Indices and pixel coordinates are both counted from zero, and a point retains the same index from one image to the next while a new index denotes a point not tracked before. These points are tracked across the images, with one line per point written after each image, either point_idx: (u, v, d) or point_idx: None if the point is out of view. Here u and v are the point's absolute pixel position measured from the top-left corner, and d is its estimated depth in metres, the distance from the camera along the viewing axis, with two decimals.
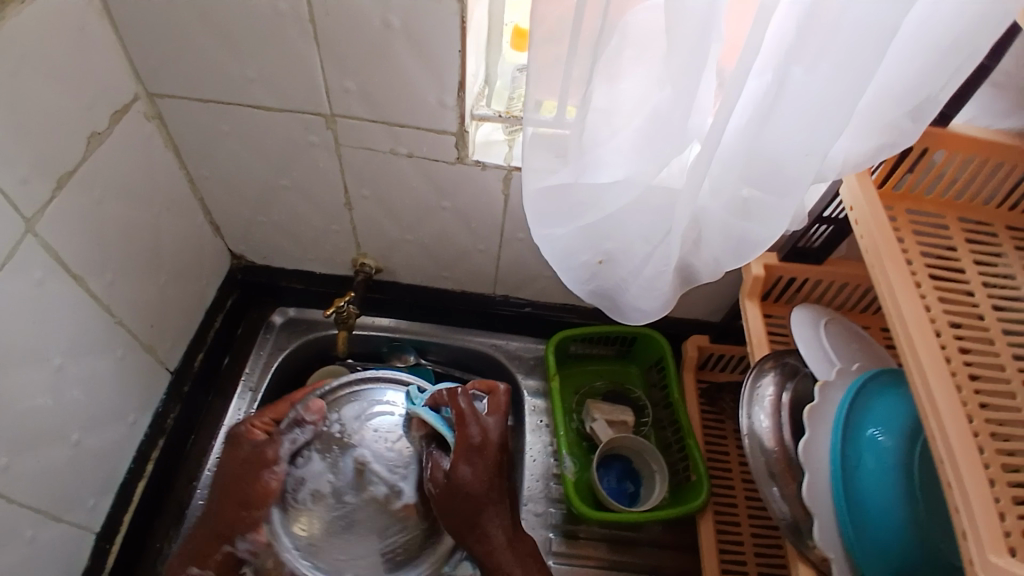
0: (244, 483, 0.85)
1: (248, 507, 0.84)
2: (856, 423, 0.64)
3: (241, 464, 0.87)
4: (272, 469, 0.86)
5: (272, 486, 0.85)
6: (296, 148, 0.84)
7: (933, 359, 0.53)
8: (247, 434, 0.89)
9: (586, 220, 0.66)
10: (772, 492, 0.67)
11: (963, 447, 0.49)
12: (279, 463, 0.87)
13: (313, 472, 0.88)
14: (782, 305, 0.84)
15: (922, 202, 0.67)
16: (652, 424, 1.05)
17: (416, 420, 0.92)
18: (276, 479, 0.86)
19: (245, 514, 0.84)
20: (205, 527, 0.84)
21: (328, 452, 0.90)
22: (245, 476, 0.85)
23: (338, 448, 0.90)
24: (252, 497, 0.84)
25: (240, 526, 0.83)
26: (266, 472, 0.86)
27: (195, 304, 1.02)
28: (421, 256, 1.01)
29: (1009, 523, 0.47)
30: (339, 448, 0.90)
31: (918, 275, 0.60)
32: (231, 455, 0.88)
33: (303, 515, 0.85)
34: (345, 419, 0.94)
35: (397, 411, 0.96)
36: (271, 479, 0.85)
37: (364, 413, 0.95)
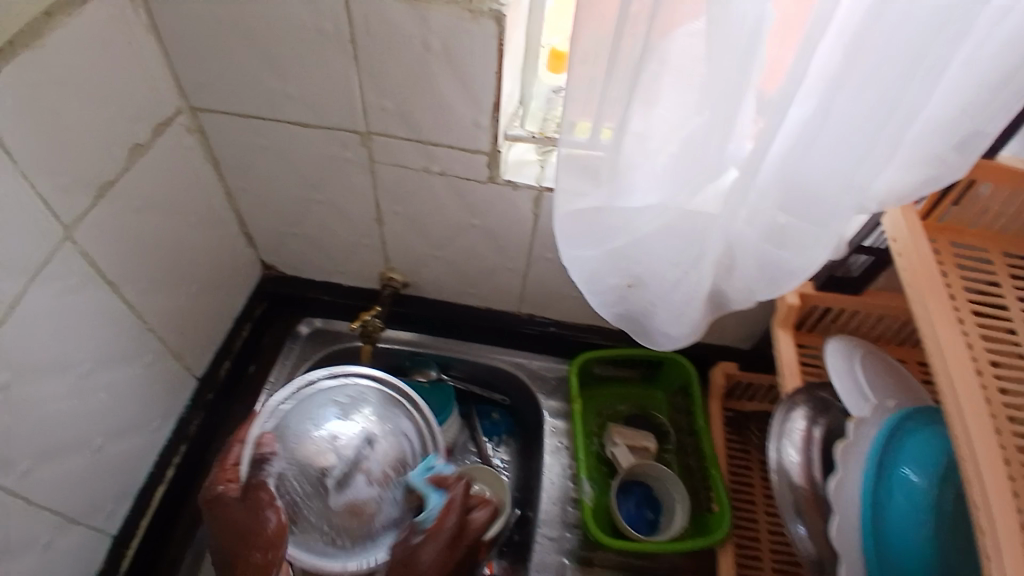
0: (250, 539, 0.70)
1: (268, 552, 0.69)
2: (888, 459, 0.62)
3: (239, 523, 0.71)
4: (275, 508, 0.72)
5: (275, 529, 0.71)
6: (330, 164, 0.86)
7: (971, 398, 0.51)
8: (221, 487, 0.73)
9: (616, 243, 0.66)
10: (797, 529, 0.65)
11: (998, 491, 0.47)
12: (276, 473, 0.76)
13: (342, 400, 0.85)
14: (815, 335, 0.82)
15: (965, 234, 0.65)
16: (674, 451, 1.03)
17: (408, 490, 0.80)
18: (280, 519, 0.71)
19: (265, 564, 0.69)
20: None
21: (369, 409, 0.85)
22: (247, 534, 0.70)
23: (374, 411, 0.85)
24: (265, 542, 0.70)
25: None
26: (267, 510, 0.72)
27: (223, 315, 1.03)
28: (447, 273, 1.01)
29: None
30: (374, 417, 0.84)
31: (960, 310, 0.58)
32: (213, 515, 0.72)
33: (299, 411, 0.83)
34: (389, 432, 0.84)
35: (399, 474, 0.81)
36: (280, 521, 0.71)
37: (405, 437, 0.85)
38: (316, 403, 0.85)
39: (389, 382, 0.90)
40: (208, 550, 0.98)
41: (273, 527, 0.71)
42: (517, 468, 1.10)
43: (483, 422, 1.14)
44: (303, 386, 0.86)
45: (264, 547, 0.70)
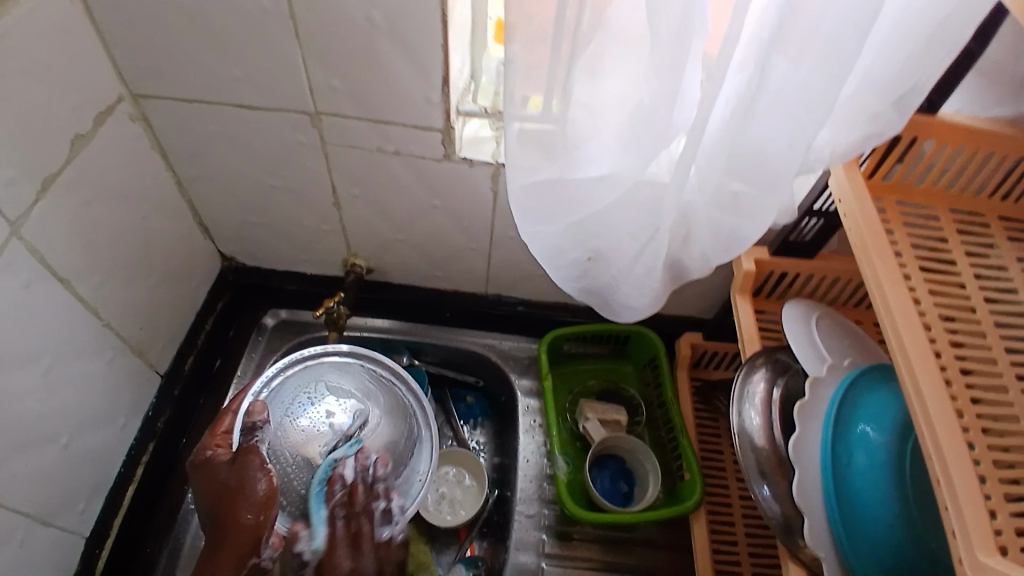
0: (237, 499, 0.68)
1: (264, 510, 0.67)
2: (847, 416, 0.63)
3: (220, 487, 0.70)
4: (265, 471, 0.69)
5: (267, 492, 0.68)
6: (285, 148, 0.84)
7: (920, 352, 0.52)
8: (213, 458, 0.73)
9: (573, 218, 0.66)
10: (762, 491, 0.66)
11: (949, 440, 0.48)
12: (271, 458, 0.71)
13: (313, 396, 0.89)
14: (774, 301, 0.84)
15: (912, 192, 0.67)
16: (645, 424, 1.04)
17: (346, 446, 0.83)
18: (271, 485, 0.69)
19: (262, 520, 0.67)
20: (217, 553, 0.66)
21: (375, 397, 0.91)
22: (234, 494, 0.68)
23: (359, 397, 0.90)
24: (264, 500, 0.68)
25: (260, 536, 0.66)
26: (256, 471, 0.69)
27: (184, 308, 1.01)
28: (412, 256, 1.00)
29: (1000, 521, 0.47)
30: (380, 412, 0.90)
31: (907, 268, 0.60)
32: (206, 485, 0.71)
33: (279, 401, 0.88)
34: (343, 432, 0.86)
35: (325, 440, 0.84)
36: (270, 479, 0.69)
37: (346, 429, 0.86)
38: (294, 387, 0.90)
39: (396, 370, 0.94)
40: (184, 546, 0.97)
41: (264, 489, 0.68)
42: (493, 450, 1.09)
43: (458, 406, 1.13)
44: (283, 367, 0.91)
45: (252, 508, 0.67)
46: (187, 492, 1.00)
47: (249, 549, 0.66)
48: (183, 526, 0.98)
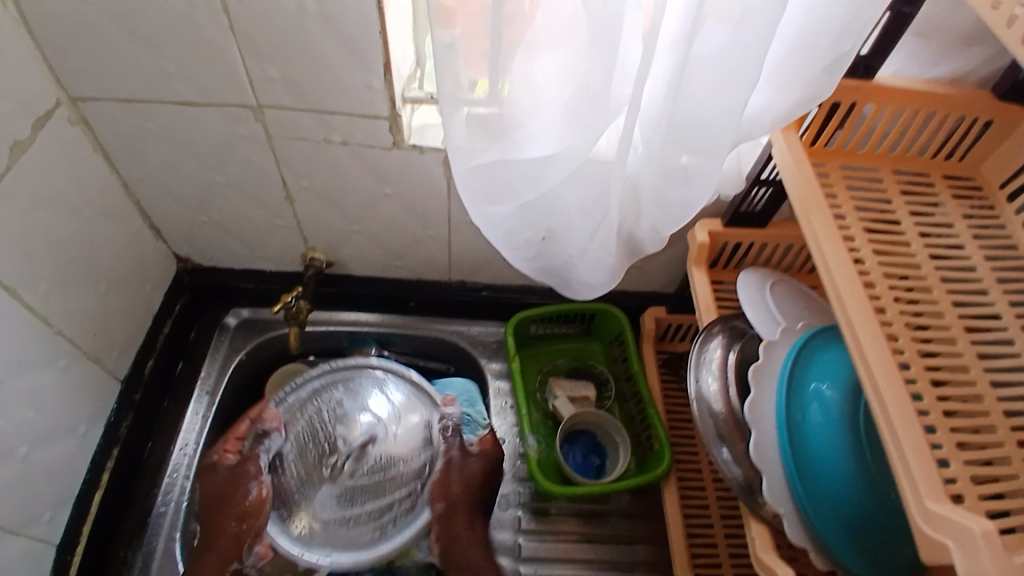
0: (232, 502, 0.80)
1: (246, 520, 0.79)
2: (800, 377, 0.65)
3: (218, 492, 0.82)
4: (258, 480, 0.81)
5: (258, 498, 0.80)
6: (229, 143, 0.82)
7: (862, 311, 0.54)
8: (220, 461, 0.83)
9: (523, 198, 0.66)
10: (722, 452, 0.68)
11: (892, 393, 0.50)
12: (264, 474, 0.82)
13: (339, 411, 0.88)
14: (731, 271, 0.86)
15: (856, 157, 0.68)
16: (615, 398, 1.06)
17: (359, 462, 0.85)
18: (262, 491, 0.81)
19: (244, 529, 0.79)
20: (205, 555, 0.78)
21: (400, 415, 0.89)
22: (230, 497, 0.80)
23: (383, 415, 0.89)
24: (248, 511, 0.79)
25: (244, 543, 0.79)
26: (249, 482, 0.81)
27: (141, 313, 0.99)
28: (370, 247, 0.99)
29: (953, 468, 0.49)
30: (401, 434, 0.87)
31: (851, 230, 0.61)
32: (207, 484, 0.83)
33: (299, 412, 0.88)
34: (354, 449, 0.85)
35: (337, 455, 0.85)
36: (261, 491, 0.81)
37: (358, 447, 0.86)
38: (319, 398, 0.90)
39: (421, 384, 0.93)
40: (157, 551, 0.94)
41: (251, 500, 0.80)
42: None
43: None
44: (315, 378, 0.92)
45: (236, 518, 0.79)
46: (158, 495, 0.98)
47: (236, 549, 0.78)
48: (156, 530, 0.95)
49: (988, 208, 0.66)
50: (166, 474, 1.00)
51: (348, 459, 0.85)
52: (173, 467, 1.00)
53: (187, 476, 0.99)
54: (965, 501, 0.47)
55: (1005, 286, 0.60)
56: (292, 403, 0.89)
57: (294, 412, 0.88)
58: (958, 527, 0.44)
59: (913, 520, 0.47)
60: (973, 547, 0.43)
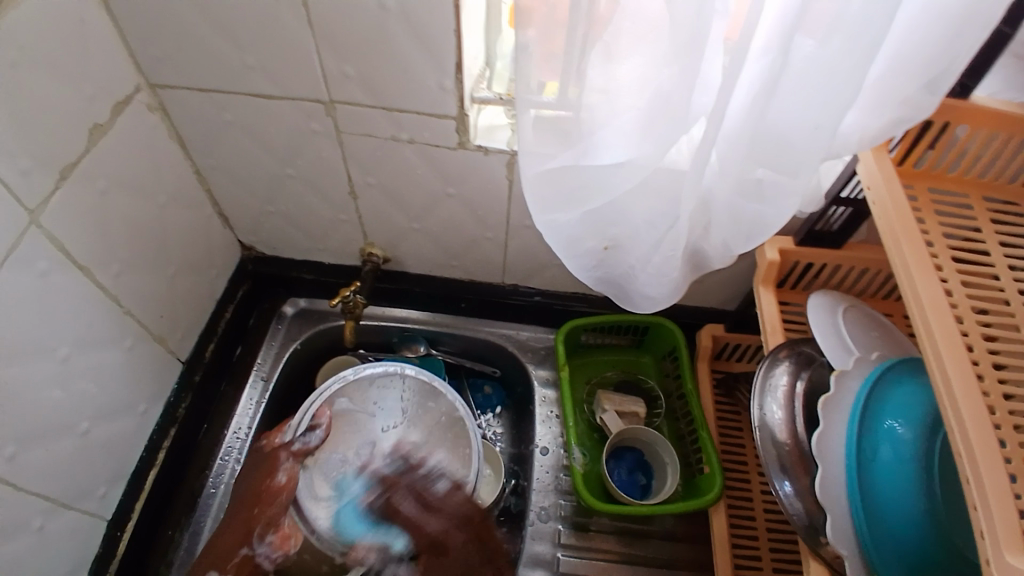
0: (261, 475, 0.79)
1: (258, 504, 0.77)
2: (873, 411, 0.61)
3: (259, 462, 0.81)
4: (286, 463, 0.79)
5: (284, 483, 0.78)
6: (300, 136, 0.83)
7: (951, 344, 0.50)
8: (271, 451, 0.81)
9: (589, 205, 0.64)
10: (783, 487, 0.64)
11: (979, 434, 0.46)
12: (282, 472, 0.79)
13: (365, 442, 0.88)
14: (800, 292, 0.82)
15: (944, 181, 0.64)
16: (664, 415, 1.03)
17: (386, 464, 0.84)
18: (289, 477, 0.79)
19: (255, 512, 0.76)
20: (222, 534, 0.77)
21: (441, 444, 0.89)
22: (264, 469, 0.80)
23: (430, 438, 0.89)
24: (261, 495, 0.77)
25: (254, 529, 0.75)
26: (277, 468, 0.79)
27: (206, 296, 1.02)
28: (429, 245, 1.00)
29: None
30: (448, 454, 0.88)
31: (940, 258, 0.57)
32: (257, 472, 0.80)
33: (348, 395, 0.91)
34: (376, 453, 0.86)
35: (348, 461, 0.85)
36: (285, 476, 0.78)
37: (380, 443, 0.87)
38: (387, 390, 0.92)
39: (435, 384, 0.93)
40: (204, 531, 0.98)
41: (281, 481, 0.78)
42: (510, 438, 1.10)
43: (476, 395, 1.13)
44: (363, 367, 0.93)
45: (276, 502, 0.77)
46: (209, 476, 1.02)
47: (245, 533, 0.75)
48: (205, 509, 0.99)
49: None
50: (218, 457, 1.03)
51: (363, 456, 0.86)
52: (226, 450, 1.04)
53: (238, 460, 1.03)
54: None
55: None
56: (333, 391, 0.90)
57: (345, 417, 0.89)
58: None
59: (991, 574, 0.43)
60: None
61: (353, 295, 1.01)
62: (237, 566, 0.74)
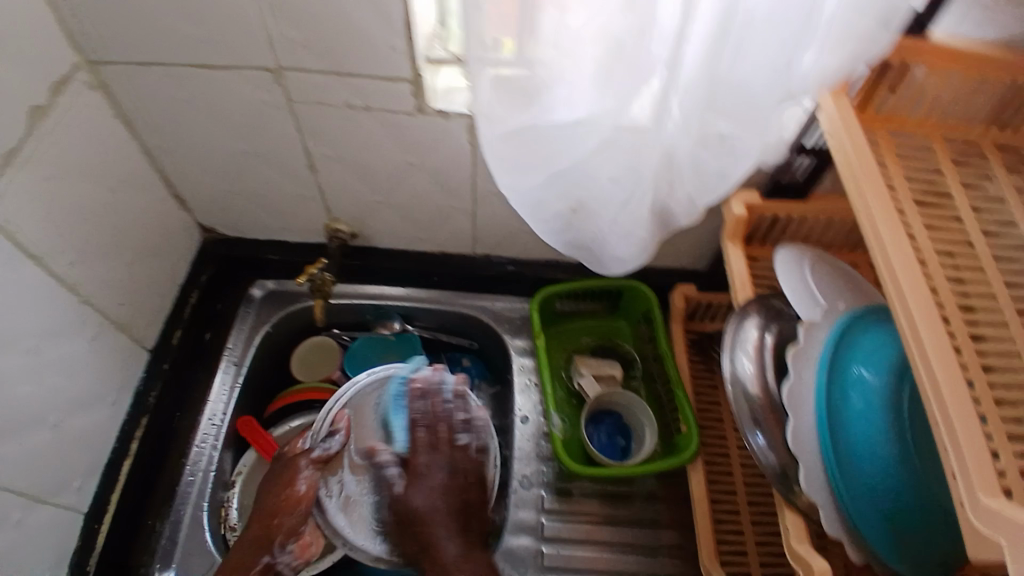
0: (277, 488, 0.82)
1: (274, 515, 0.81)
2: (841, 361, 0.61)
3: (272, 477, 0.84)
4: (303, 476, 0.83)
5: (303, 493, 0.82)
6: (253, 109, 0.80)
7: (914, 287, 0.50)
8: (292, 459, 0.85)
9: (552, 166, 0.63)
10: (756, 440, 0.65)
11: (947, 374, 0.46)
12: (302, 483, 0.82)
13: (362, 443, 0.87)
14: (766, 246, 0.82)
15: (903, 124, 0.63)
16: (641, 378, 1.03)
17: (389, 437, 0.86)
18: (308, 487, 0.82)
19: (272, 523, 0.81)
20: (239, 545, 0.81)
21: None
22: (280, 481, 0.83)
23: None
24: (280, 505, 0.81)
25: (274, 536, 0.81)
26: (297, 480, 0.82)
27: (168, 282, 1.00)
28: (395, 218, 0.97)
29: (1005, 462, 0.44)
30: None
31: (902, 204, 0.57)
32: (275, 476, 0.84)
33: (366, 394, 0.90)
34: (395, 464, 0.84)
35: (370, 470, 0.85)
36: (301, 489, 0.82)
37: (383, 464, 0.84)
38: (389, 397, 0.90)
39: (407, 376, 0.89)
40: (184, 519, 0.94)
41: (300, 493, 0.82)
42: (493, 412, 1.10)
43: (455, 369, 1.12)
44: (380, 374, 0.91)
45: (297, 517, 0.82)
46: (187, 466, 0.98)
47: (266, 541, 0.81)
48: (185, 498, 0.96)
49: None
50: (195, 444, 0.99)
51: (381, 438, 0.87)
52: (202, 436, 1.00)
53: (215, 447, 0.99)
54: (1018, 496, 0.43)
55: None
56: (347, 399, 0.89)
57: (356, 421, 0.88)
58: (1009, 524, 0.39)
59: (967, 517, 0.43)
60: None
61: (320, 274, 1.01)
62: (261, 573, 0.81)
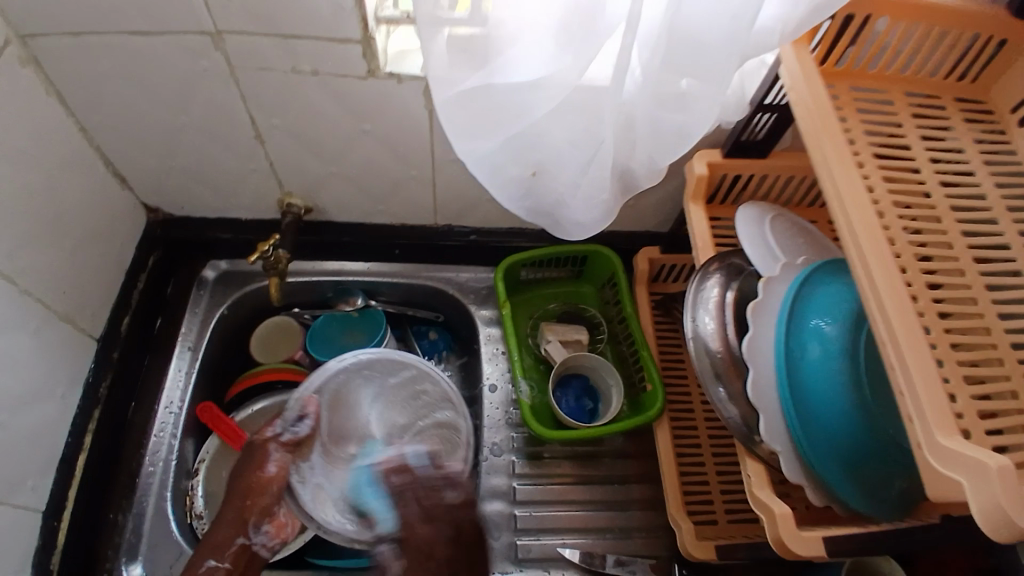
0: (248, 469, 0.78)
1: (250, 495, 0.77)
2: (800, 312, 0.63)
3: (243, 469, 0.78)
4: (274, 458, 0.79)
5: (273, 475, 0.78)
6: (191, 77, 0.76)
7: (871, 237, 0.51)
8: (262, 445, 0.79)
9: (511, 129, 0.61)
10: (717, 392, 0.66)
11: (902, 320, 0.47)
12: (271, 466, 0.78)
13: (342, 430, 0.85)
14: (728, 207, 0.83)
15: (866, 78, 0.64)
16: (607, 340, 1.04)
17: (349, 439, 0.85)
18: (279, 470, 0.78)
19: (248, 504, 0.77)
20: (216, 528, 0.77)
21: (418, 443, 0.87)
22: (249, 464, 0.78)
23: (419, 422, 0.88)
24: (252, 487, 0.77)
25: (250, 519, 0.77)
26: (266, 463, 0.78)
27: (113, 266, 0.95)
28: (351, 189, 0.94)
29: (960, 404, 0.46)
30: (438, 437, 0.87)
31: (860, 155, 0.58)
32: (244, 463, 0.79)
33: (339, 380, 0.85)
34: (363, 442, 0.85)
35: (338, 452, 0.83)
36: (274, 471, 0.78)
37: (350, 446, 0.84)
38: (366, 383, 0.87)
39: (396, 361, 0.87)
40: (148, 511, 0.92)
41: (270, 474, 0.78)
42: (462, 383, 1.10)
43: (422, 342, 1.11)
44: (354, 359, 0.86)
45: (272, 496, 0.78)
46: (145, 455, 0.95)
47: (242, 525, 0.77)
48: (146, 488, 0.94)
49: (999, 133, 0.63)
50: (151, 434, 0.97)
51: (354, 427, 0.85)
52: (159, 426, 0.97)
53: (174, 435, 0.97)
54: (973, 436, 0.45)
55: (1014, 216, 0.57)
56: (315, 386, 0.83)
57: (333, 407, 0.84)
58: (972, 464, 0.41)
59: (923, 456, 0.45)
60: (989, 486, 0.40)
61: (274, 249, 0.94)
62: (234, 561, 0.76)
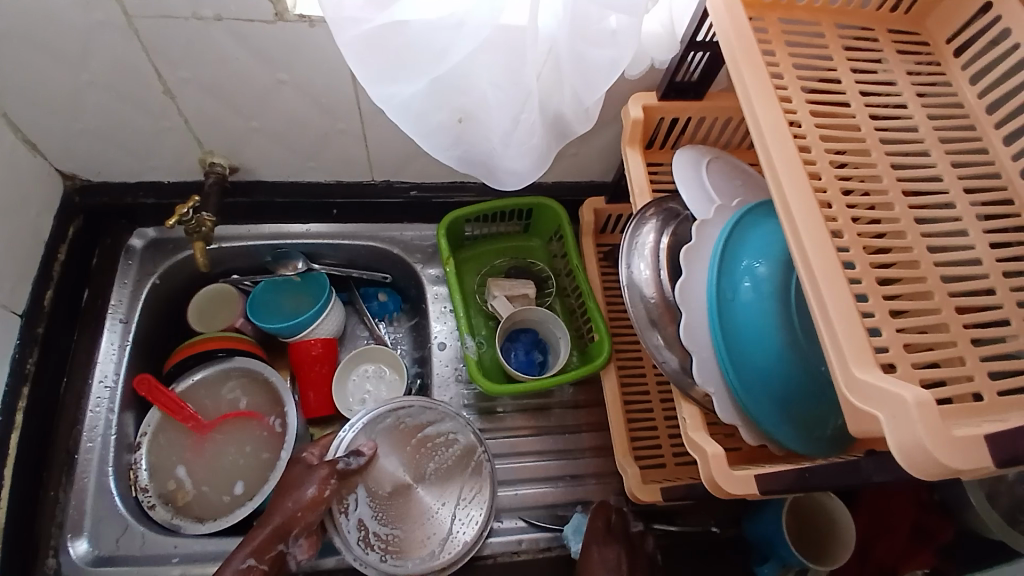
0: (291, 491, 0.78)
1: (302, 508, 0.77)
2: (731, 254, 0.62)
3: (291, 483, 0.80)
4: (320, 479, 0.79)
5: (315, 496, 0.78)
6: (83, 28, 0.69)
7: (792, 171, 0.50)
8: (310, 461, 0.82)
9: (431, 74, 0.58)
10: (655, 339, 0.65)
11: (820, 256, 0.46)
12: (315, 488, 0.78)
13: (377, 476, 0.86)
14: (667, 151, 0.81)
15: (796, 11, 0.62)
16: (555, 294, 1.03)
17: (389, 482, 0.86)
18: (320, 490, 0.79)
19: (297, 515, 0.77)
20: (260, 531, 0.76)
21: (446, 488, 0.87)
22: (297, 483, 0.79)
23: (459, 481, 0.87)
24: (299, 509, 0.77)
25: (292, 531, 0.77)
26: (315, 480, 0.79)
27: (30, 240, 0.88)
28: (276, 147, 0.89)
29: (885, 337, 0.46)
30: (462, 485, 0.87)
31: (787, 90, 0.56)
32: (292, 475, 0.81)
33: (382, 421, 0.88)
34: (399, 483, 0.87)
35: (378, 491, 0.85)
36: (320, 491, 0.78)
37: (393, 488, 0.86)
38: (406, 428, 0.89)
39: (433, 411, 0.89)
40: (89, 487, 0.89)
41: (312, 494, 0.78)
42: (412, 343, 1.09)
43: (370, 304, 1.10)
44: (399, 405, 0.88)
45: (304, 514, 0.77)
46: (82, 432, 0.91)
47: (285, 534, 0.76)
48: (86, 465, 0.90)
49: (934, 64, 0.62)
50: (87, 410, 0.93)
51: (394, 475, 0.87)
52: (95, 401, 0.93)
53: (111, 410, 0.93)
54: (899, 370, 0.45)
55: (947, 148, 0.56)
56: (362, 427, 0.87)
57: (384, 450, 0.87)
58: (891, 398, 0.40)
59: (842, 393, 0.44)
60: (907, 420, 0.39)
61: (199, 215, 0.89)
62: (271, 563, 0.76)
